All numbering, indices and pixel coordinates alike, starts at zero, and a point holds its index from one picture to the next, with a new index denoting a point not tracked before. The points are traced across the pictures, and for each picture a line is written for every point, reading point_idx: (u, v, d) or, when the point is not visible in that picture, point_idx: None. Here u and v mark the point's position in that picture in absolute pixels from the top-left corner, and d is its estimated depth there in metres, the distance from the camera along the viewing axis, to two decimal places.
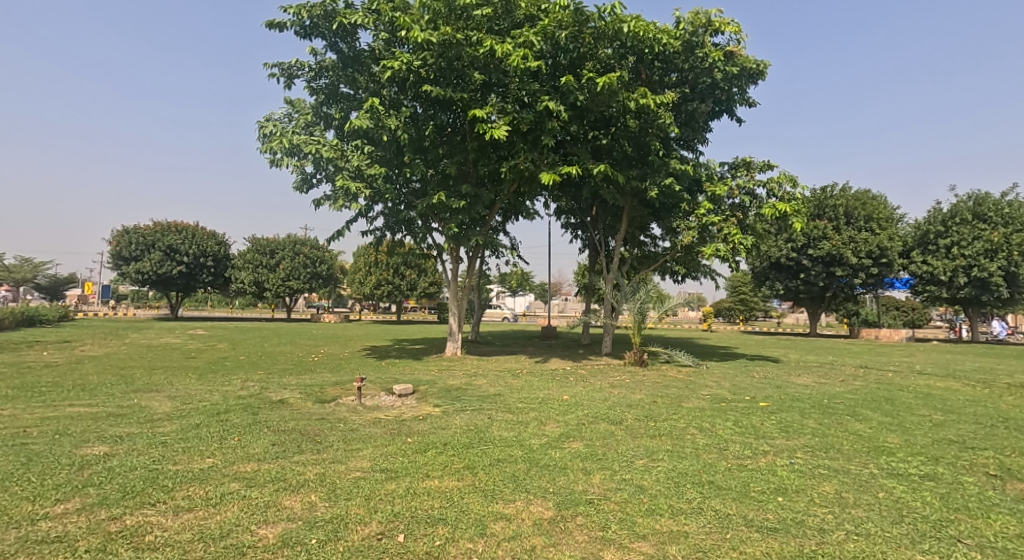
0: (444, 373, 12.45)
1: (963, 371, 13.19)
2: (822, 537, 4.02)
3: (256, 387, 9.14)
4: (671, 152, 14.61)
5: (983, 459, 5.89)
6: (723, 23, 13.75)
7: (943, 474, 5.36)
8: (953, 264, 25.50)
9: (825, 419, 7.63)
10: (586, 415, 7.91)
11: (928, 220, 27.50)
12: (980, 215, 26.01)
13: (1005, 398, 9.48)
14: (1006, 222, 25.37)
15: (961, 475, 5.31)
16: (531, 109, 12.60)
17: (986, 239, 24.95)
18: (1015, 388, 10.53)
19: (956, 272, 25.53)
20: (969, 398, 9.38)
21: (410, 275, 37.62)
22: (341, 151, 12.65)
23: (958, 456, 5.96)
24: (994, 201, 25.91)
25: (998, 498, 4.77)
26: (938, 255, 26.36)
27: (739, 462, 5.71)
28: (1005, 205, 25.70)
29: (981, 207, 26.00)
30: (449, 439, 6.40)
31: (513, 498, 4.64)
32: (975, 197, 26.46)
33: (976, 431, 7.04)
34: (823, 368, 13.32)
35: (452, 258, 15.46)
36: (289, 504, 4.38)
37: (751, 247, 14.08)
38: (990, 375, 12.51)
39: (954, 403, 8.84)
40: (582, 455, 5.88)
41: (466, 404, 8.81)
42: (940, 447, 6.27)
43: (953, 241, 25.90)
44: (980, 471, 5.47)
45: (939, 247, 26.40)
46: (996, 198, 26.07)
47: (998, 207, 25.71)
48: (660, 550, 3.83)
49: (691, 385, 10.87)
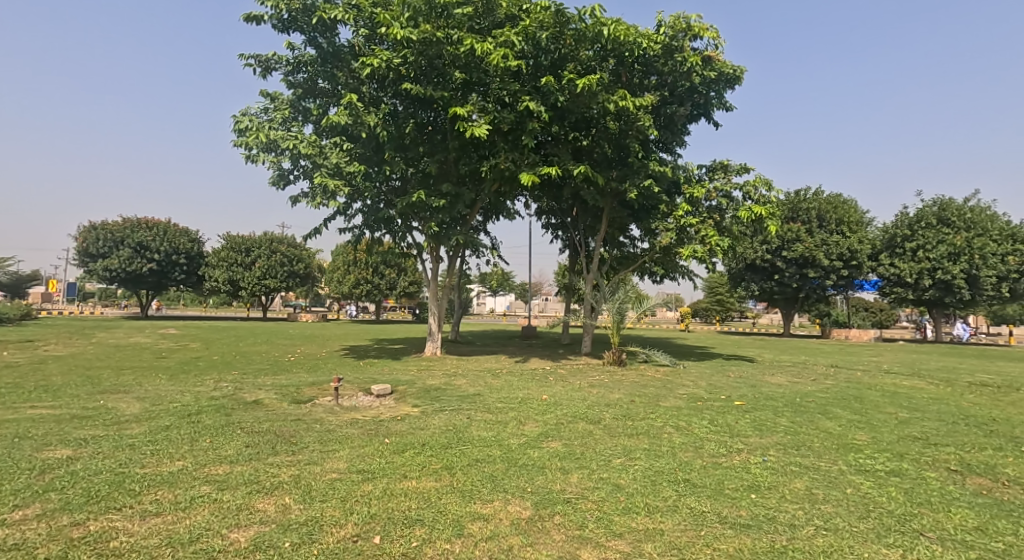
0: (424, 373, 12.42)
1: (926, 369, 13.64)
2: (792, 533, 4.09)
3: (230, 388, 8.99)
4: (651, 153, 14.75)
5: (945, 454, 6.04)
6: (703, 28, 13.95)
7: (907, 469, 5.50)
8: (919, 266, 26.06)
9: (797, 417, 7.78)
10: (565, 414, 7.97)
11: (895, 224, 28.14)
12: (944, 219, 26.77)
13: (965, 395, 9.80)
14: (968, 226, 26.18)
15: (924, 471, 5.45)
16: (512, 108, 12.68)
17: (949, 242, 25.64)
18: (974, 386, 10.92)
19: (921, 275, 26.13)
20: (932, 395, 9.68)
21: (389, 274, 37.23)
22: (319, 147, 12.48)
23: (921, 452, 6.11)
24: (958, 206, 26.74)
25: (958, 492, 4.91)
26: (905, 259, 26.92)
27: (713, 460, 5.79)
28: (968, 210, 26.52)
29: (945, 211, 26.79)
30: (428, 440, 6.39)
31: (491, 498, 4.65)
32: (939, 202, 27.24)
33: (938, 428, 7.24)
34: (795, 367, 13.58)
35: (432, 257, 15.43)
36: (262, 507, 4.33)
37: (728, 248, 14.28)
38: (952, 373, 12.94)
39: (918, 400, 9.10)
40: (560, 454, 5.91)
41: (445, 404, 8.79)
42: (904, 444, 6.44)
43: (919, 244, 26.54)
44: (942, 467, 5.61)
45: (906, 250, 26.97)
46: (960, 203, 26.89)
47: (961, 212, 26.53)
48: (636, 548, 3.86)
49: (670, 384, 10.99)
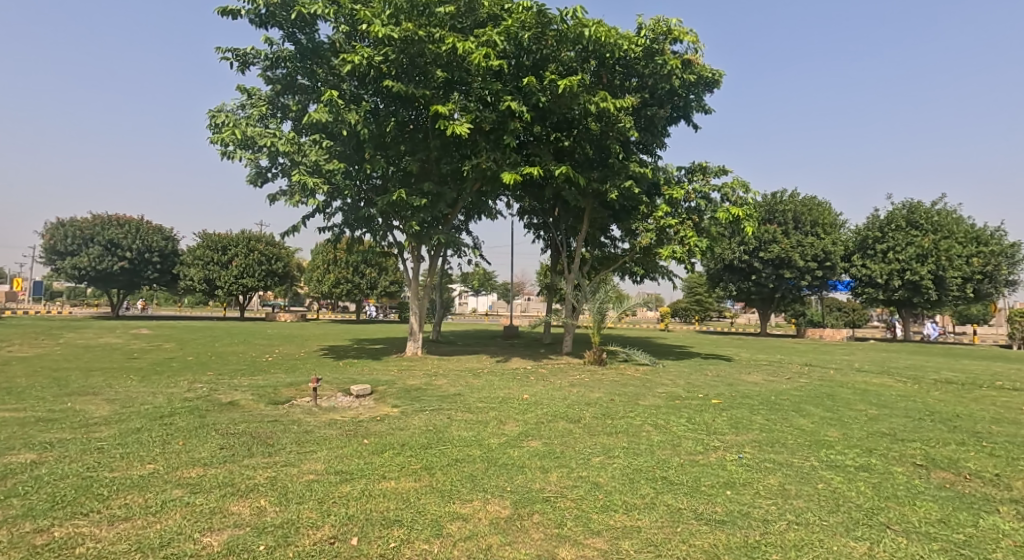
0: (405, 374, 12.35)
1: (896, 367, 13.95)
2: (765, 528, 4.15)
3: (204, 389, 8.86)
4: (632, 154, 14.85)
5: (911, 450, 6.19)
6: (683, 32, 14.08)
7: (876, 465, 5.62)
8: (889, 268, 26.64)
9: (771, 414, 7.90)
10: (546, 413, 7.99)
11: (867, 226, 28.66)
12: (913, 222, 27.36)
13: (932, 392, 10.04)
14: (936, 229, 26.78)
15: (891, 466, 5.58)
16: (493, 108, 12.68)
17: (918, 244, 26.23)
18: (941, 383, 11.20)
19: (891, 276, 26.72)
20: (901, 393, 9.90)
21: (370, 273, 36.99)
22: (298, 145, 12.27)
23: (889, 448, 6.23)
24: (926, 209, 27.34)
25: (923, 486, 5.04)
26: (876, 260, 27.49)
27: (691, 457, 5.85)
28: (936, 213, 27.13)
29: (914, 214, 27.37)
30: (407, 440, 6.36)
31: (470, 498, 4.64)
32: (909, 205, 27.84)
33: (906, 423, 7.41)
34: (771, 366, 13.79)
35: (413, 257, 15.37)
36: (236, 510, 4.27)
37: (706, 249, 14.45)
38: (920, 371, 13.26)
39: (888, 397, 9.30)
40: (540, 453, 5.92)
41: (426, 404, 8.76)
42: (873, 440, 6.57)
43: (889, 246, 27.10)
44: (908, 462, 5.74)
45: (877, 252, 27.54)
46: (928, 206, 27.50)
47: (929, 215, 27.13)
48: (614, 545, 3.89)
49: (649, 383, 11.08)
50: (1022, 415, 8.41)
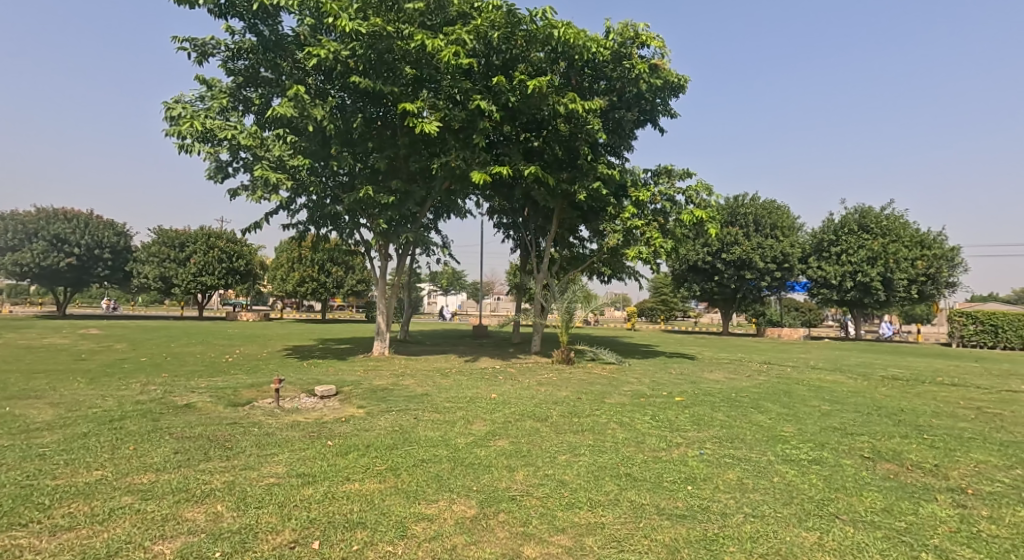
0: (371, 374, 12.21)
1: (848, 364, 14.44)
2: (722, 521, 4.23)
3: (158, 391, 8.59)
4: (600, 156, 14.97)
5: (860, 443, 6.40)
6: (650, 36, 14.25)
7: (828, 458, 5.79)
8: (843, 269, 27.63)
9: (732, 411, 8.07)
10: (514, 412, 7.99)
11: (822, 230, 29.57)
12: (864, 227, 28.23)
13: (881, 388, 10.43)
14: (884, 233, 27.67)
15: (842, 459, 5.76)
16: (463, 107, 12.63)
17: (868, 247, 27.18)
18: (889, 380, 11.64)
19: (845, 277, 27.72)
20: (852, 388, 10.25)
21: (336, 272, 36.50)
22: (261, 139, 11.96)
23: (840, 442, 6.44)
24: (876, 214, 28.23)
25: (870, 477, 5.22)
26: (831, 262, 28.48)
27: (654, 454, 5.93)
28: (885, 218, 28.05)
29: (865, 219, 28.24)
30: (372, 441, 6.27)
31: (436, 498, 4.60)
32: (860, 210, 28.76)
33: (857, 418, 7.66)
34: (732, 364, 14.11)
35: (381, 255, 15.19)
36: (191, 516, 4.15)
37: (671, 250, 14.68)
38: (870, 368, 13.77)
39: (840, 393, 9.62)
40: (507, 452, 5.92)
41: (392, 405, 8.67)
42: (826, 434, 6.78)
43: (842, 249, 28.03)
44: (857, 455, 5.94)
45: (832, 254, 28.51)
46: (878, 211, 28.45)
47: (879, 219, 28.01)
48: (577, 542, 3.92)
49: (615, 381, 11.20)
50: (961, 409, 8.81)
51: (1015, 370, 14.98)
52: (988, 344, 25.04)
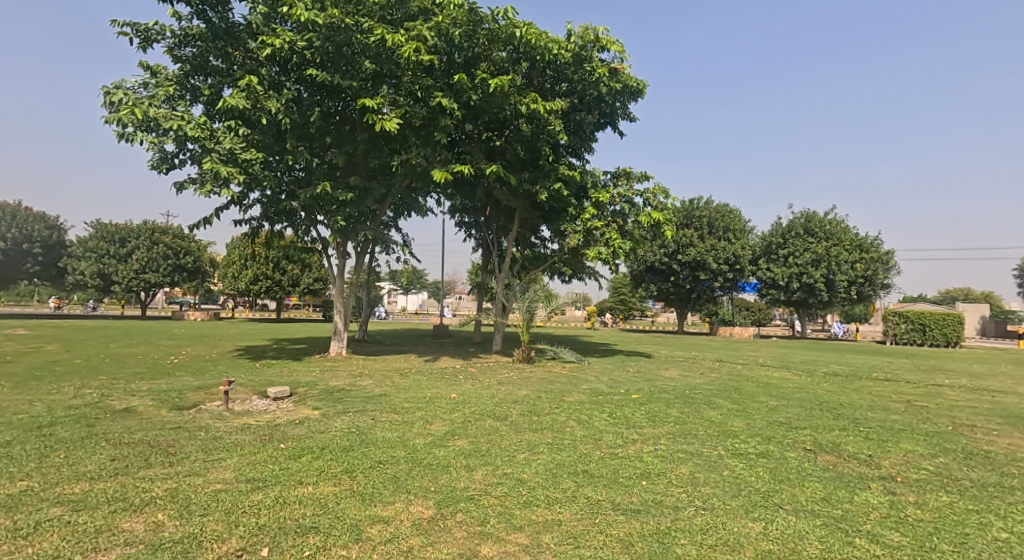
0: (327, 374, 11.93)
1: (793, 362, 14.97)
2: (675, 514, 4.28)
3: (96, 395, 8.17)
4: (561, 157, 15.03)
5: (803, 436, 6.60)
6: (610, 41, 14.40)
7: (773, 451, 5.95)
8: (789, 271, 28.42)
9: (686, 407, 8.22)
10: (473, 412, 7.92)
11: (771, 233, 30.53)
12: (809, 231, 29.34)
13: (823, 384, 10.84)
14: (828, 237, 28.84)
15: (786, 451, 5.93)
16: (424, 104, 12.49)
17: (813, 250, 28.22)
18: (831, 376, 12.12)
19: (791, 279, 28.51)
20: (796, 384, 10.62)
21: (291, 270, 35.64)
22: (209, 131, 11.43)
23: (785, 435, 6.63)
24: (820, 218, 29.37)
25: (811, 468, 5.39)
26: (779, 264, 29.16)
27: (610, 450, 5.97)
28: (829, 222, 29.20)
29: (810, 223, 29.34)
30: (327, 443, 6.11)
31: (392, 500, 4.51)
32: (806, 215, 29.83)
33: (801, 413, 7.92)
34: (686, 362, 14.40)
35: (338, 253, 14.89)
36: (128, 526, 3.95)
37: (629, 251, 14.88)
38: (813, 365, 14.31)
39: (786, 389, 9.94)
40: (465, 452, 5.85)
41: (349, 406, 8.49)
42: (772, 428, 6.96)
43: (789, 251, 28.95)
44: (800, 447, 6.12)
45: (779, 256, 29.26)
46: (822, 216, 29.59)
47: (823, 224, 29.18)
48: (535, 539, 3.89)
49: (574, 380, 11.26)
50: (893, 402, 9.22)
51: (944, 366, 15.79)
52: (919, 342, 26.36)
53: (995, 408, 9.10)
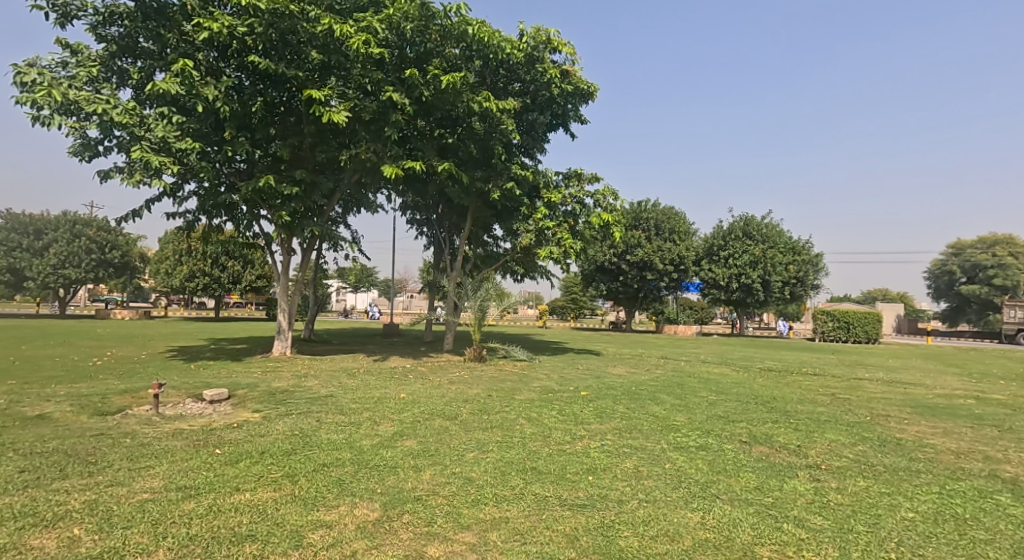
0: (269, 375, 11.50)
1: (733, 358, 15.47)
2: (619, 508, 4.29)
3: (8, 401, 7.59)
4: (513, 157, 14.98)
5: (739, 429, 6.78)
6: (562, 42, 14.46)
7: (712, 443, 6.08)
8: (730, 272, 29.25)
9: (632, 403, 8.33)
10: (422, 411, 7.77)
11: (712, 235, 31.40)
12: (747, 233, 30.32)
13: (759, 379, 11.23)
14: (764, 240, 29.94)
15: (724, 444, 6.07)
16: (374, 98, 12.20)
17: (751, 252, 29.24)
18: (767, 371, 12.58)
19: (732, 279, 29.35)
20: (734, 379, 10.96)
21: (231, 266, 34.27)
22: (138, 117, 10.71)
23: (724, 428, 6.79)
24: (757, 222, 30.45)
25: (746, 459, 5.54)
26: (721, 264, 29.95)
27: (559, 447, 5.95)
28: (765, 226, 30.32)
29: (749, 226, 30.32)
30: (267, 447, 5.86)
31: (336, 503, 4.34)
32: (744, 218, 30.83)
33: (739, 406, 8.13)
34: (633, 359, 14.64)
35: (282, 249, 14.39)
36: (39, 544, 3.64)
37: (580, 251, 14.98)
38: (751, 361, 14.83)
39: (725, 384, 10.24)
40: (414, 452, 5.71)
41: (292, 407, 8.18)
42: (712, 422, 7.13)
43: (729, 254, 29.74)
44: (737, 439, 6.27)
45: (720, 257, 30.07)
46: (759, 220, 30.67)
47: (760, 227, 30.27)
48: (482, 537, 3.82)
49: (525, 378, 11.24)
50: (821, 395, 9.64)
51: (866, 361, 16.68)
52: (844, 339, 27.72)
53: (908, 399, 9.66)
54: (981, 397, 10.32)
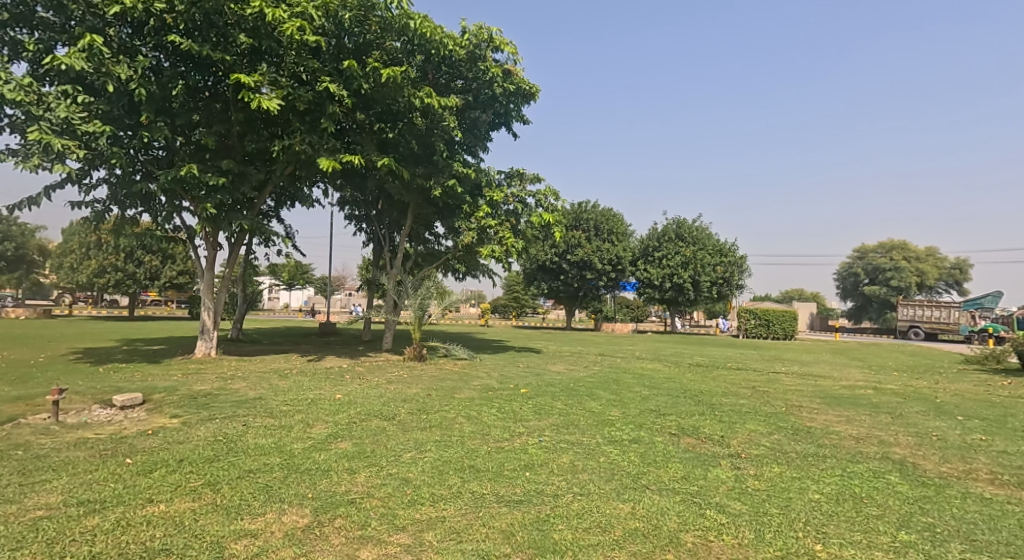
0: (192, 378, 10.80)
1: (665, 354, 15.86)
2: (554, 502, 4.20)
3: None
4: (456, 154, 14.73)
5: (669, 422, 6.86)
6: (504, 42, 14.39)
7: (643, 436, 6.11)
8: (664, 272, 30.04)
9: (569, 399, 8.31)
10: (359, 412, 7.46)
11: (647, 237, 32.16)
12: (679, 236, 31.17)
13: (689, 374, 11.53)
14: (694, 242, 30.90)
15: (654, 436, 6.10)
16: (310, 87, 11.68)
17: (681, 254, 30.14)
18: (697, 366, 12.95)
19: (665, 279, 30.13)
20: (665, 374, 11.19)
21: (148, 261, 32.13)
22: (36, 94, 9.82)
23: (654, 421, 6.85)
24: (689, 225, 31.42)
25: (674, 450, 5.58)
26: (655, 265, 30.67)
27: (497, 444, 5.82)
28: (696, 229, 31.33)
29: (681, 229, 31.23)
30: (186, 455, 5.42)
31: (262, 511, 4.03)
32: (677, 221, 31.72)
33: (669, 400, 8.26)
34: (572, 356, 14.73)
35: (207, 244, 13.57)
36: None
37: (522, 250, 14.93)
38: (682, 357, 15.25)
39: (657, 379, 10.43)
40: (348, 454, 5.43)
41: (215, 412, 7.68)
42: (643, 416, 7.19)
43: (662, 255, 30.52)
44: (666, 432, 6.33)
45: (655, 257, 30.79)
46: (690, 223, 31.65)
47: (691, 230, 31.23)
48: (417, 538, 3.63)
49: (465, 376, 11.06)
50: (743, 388, 9.99)
51: (781, 355, 17.56)
52: (764, 336, 29.05)
53: (818, 390, 10.18)
54: (879, 386, 11.05)
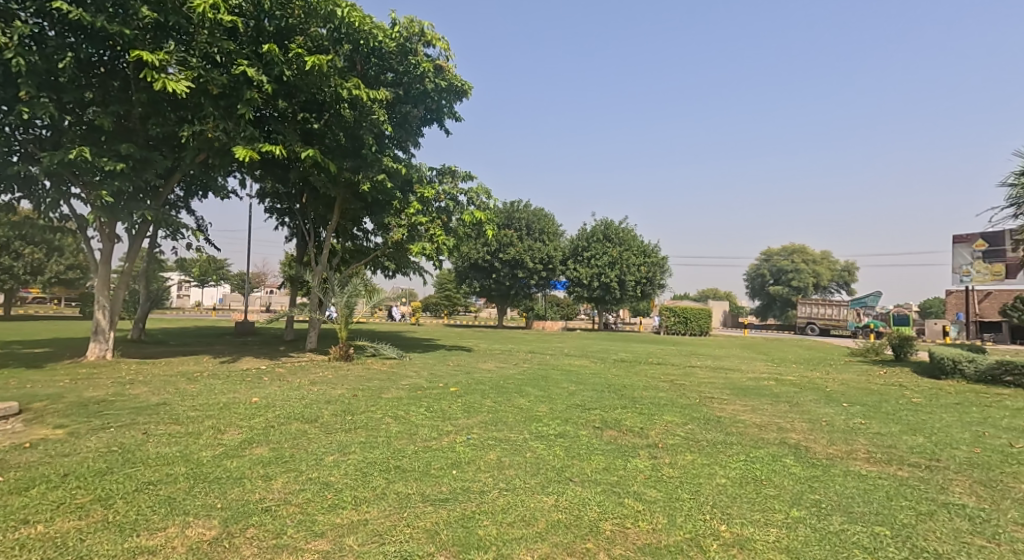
0: (85, 384, 9.69)
1: (592, 351, 15.96)
2: (480, 498, 3.91)
3: None
4: (385, 149, 14.13)
5: (594, 415, 6.74)
6: (436, 36, 13.97)
7: (569, 430, 5.93)
8: (593, 271, 30.60)
9: (499, 397, 8.04)
10: (277, 416, 6.87)
11: (577, 237, 32.50)
12: (607, 237, 31.70)
13: (615, 369, 11.57)
14: (622, 243, 31.55)
15: (579, 430, 5.94)
16: (224, 70, 10.82)
17: (609, 255, 30.76)
18: (622, 362, 13.06)
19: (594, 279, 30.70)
20: (591, 370, 11.17)
21: (31, 255, 28.95)
22: None
23: (581, 416, 6.71)
24: (616, 226, 31.98)
25: (596, 443, 5.42)
26: (584, 264, 31.11)
27: (425, 444, 5.45)
28: (623, 230, 31.90)
29: (608, 230, 31.72)
30: (72, 469, 4.70)
31: (162, 525, 3.49)
32: (605, 223, 32.17)
33: (593, 395, 8.17)
34: (502, 354, 14.51)
35: (103, 235, 12.31)
36: None
37: (453, 248, 14.56)
38: (608, 353, 15.39)
39: (583, 375, 10.37)
40: (264, 460, 4.91)
41: (109, 420, 6.84)
42: (569, 411, 7.02)
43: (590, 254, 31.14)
44: (592, 426, 6.18)
45: (585, 257, 31.23)
46: (618, 225, 32.17)
47: (619, 232, 31.77)
48: (336, 544, 3.23)
49: (393, 376, 10.56)
50: (662, 382, 10.11)
51: (695, 351, 18.15)
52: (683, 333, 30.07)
53: (730, 382, 10.49)
54: (781, 378, 11.55)
